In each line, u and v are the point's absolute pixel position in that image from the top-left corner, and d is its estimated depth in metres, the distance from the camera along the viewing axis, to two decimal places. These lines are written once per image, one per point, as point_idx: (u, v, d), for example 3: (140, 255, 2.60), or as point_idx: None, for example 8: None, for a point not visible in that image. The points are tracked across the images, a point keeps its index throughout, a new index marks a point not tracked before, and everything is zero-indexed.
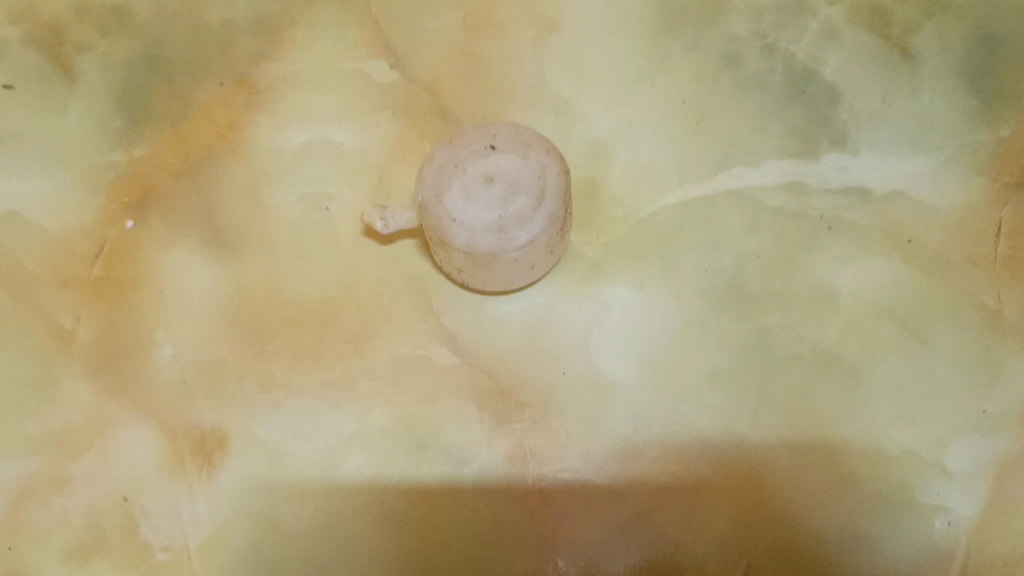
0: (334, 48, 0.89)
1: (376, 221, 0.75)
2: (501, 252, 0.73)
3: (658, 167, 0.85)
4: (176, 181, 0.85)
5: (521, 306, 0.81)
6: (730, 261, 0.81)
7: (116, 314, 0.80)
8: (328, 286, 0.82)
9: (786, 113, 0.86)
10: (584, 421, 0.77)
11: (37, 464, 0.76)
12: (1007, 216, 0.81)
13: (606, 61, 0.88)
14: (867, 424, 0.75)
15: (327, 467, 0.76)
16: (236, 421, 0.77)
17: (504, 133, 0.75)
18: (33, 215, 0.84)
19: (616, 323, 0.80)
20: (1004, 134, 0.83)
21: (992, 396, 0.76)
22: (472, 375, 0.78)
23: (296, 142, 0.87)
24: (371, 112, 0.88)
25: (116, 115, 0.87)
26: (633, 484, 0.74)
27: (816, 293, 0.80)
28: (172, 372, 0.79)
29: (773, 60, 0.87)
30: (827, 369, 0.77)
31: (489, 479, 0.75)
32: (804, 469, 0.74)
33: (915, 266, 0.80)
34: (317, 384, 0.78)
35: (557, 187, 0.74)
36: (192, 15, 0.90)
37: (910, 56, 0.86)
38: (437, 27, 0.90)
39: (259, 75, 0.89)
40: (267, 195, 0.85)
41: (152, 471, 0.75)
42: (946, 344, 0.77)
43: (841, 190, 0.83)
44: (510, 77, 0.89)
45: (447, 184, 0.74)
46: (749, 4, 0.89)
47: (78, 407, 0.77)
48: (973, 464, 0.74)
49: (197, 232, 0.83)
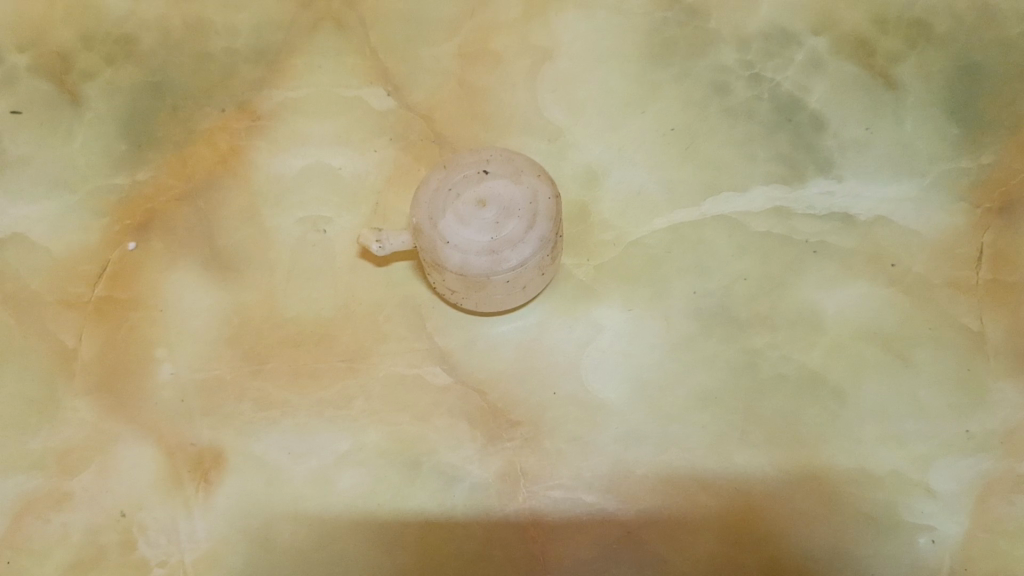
0: (334, 76, 0.92)
1: (372, 244, 0.77)
2: (493, 274, 0.75)
3: (647, 193, 0.87)
4: (178, 204, 0.87)
5: (513, 327, 0.83)
6: (718, 284, 0.83)
7: (117, 333, 0.82)
8: (324, 307, 0.84)
9: (773, 139, 0.88)
10: (575, 440, 0.78)
11: (39, 480, 0.77)
12: (988, 241, 0.82)
13: (598, 89, 0.91)
14: (852, 444, 0.76)
15: (321, 484, 0.77)
16: (233, 439, 0.78)
17: (497, 158, 0.77)
18: (38, 236, 0.86)
19: (606, 344, 0.82)
20: (985, 161, 0.85)
21: (976, 418, 0.76)
22: (464, 394, 0.80)
23: (295, 167, 0.89)
24: (369, 138, 0.90)
25: (121, 140, 0.90)
26: (623, 503, 0.75)
27: (802, 315, 0.81)
28: (171, 390, 0.80)
29: (760, 89, 0.90)
30: (814, 390, 0.78)
31: (481, 497, 0.76)
32: (792, 488, 0.75)
33: (900, 289, 0.81)
34: (312, 403, 0.79)
35: (549, 211, 0.76)
36: (195, 44, 0.93)
37: (894, 85, 0.89)
38: (434, 56, 0.93)
39: (260, 101, 0.91)
40: (266, 218, 0.87)
41: (150, 488, 0.76)
42: (931, 367, 0.78)
43: (827, 215, 0.85)
44: (504, 104, 0.91)
45: (441, 207, 0.76)
46: (737, 35, 0.92)
47: (78, 424, 0.79)
48: (957, 484, 0.74)
49: (197, 254, 0.85)
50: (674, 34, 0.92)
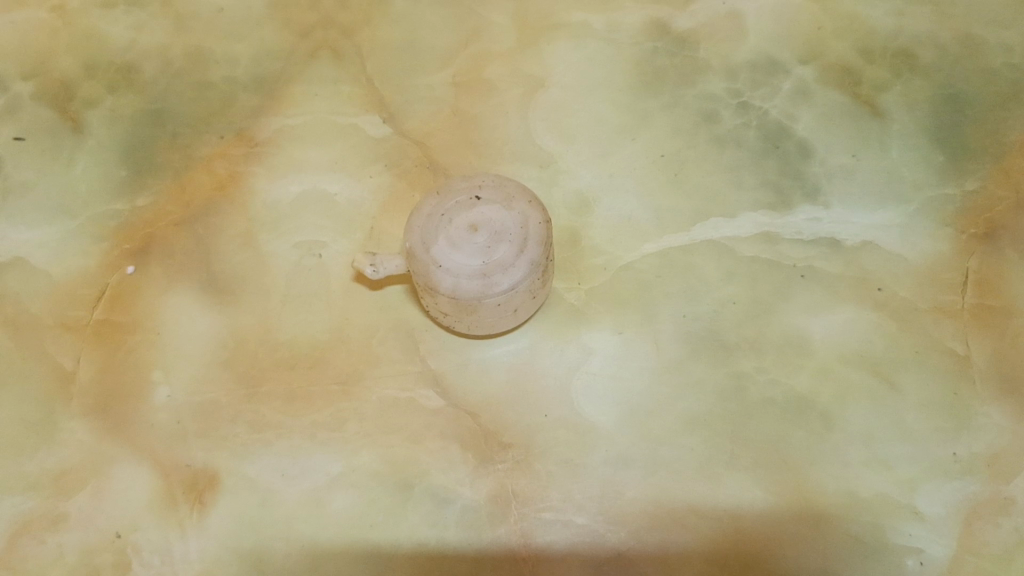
0: (331, 104, 0.94)
1: (366, 267, 0.79)
2: (485, 297, 0.76)
3: (637, 219, 0.88)
4: (176, 229, 0.89)
5: (505, 350, 0.84)
6: (707, 308, 0.84)
7: (114, 356, 0.83)
8: (319, 331, 0.85)
9: (760, 166, 0.90)
10: (566, 463, 0.79)
11: (35, 501, 0.78)
12: (974, 266, 0.83)
13: (589, 117, 0.93)
14: (839, 468, 0.77)
15: (313, 506, 0.77)
16: (228, 461, 0.79)
17: (488, 184, 0.79)
18: (38, 260, 0.87)
19: (597, 367, 0.83)
20: (969, 188, 0.87)
21: (962, 441, 0.77)
22: (456, 417, 0.81)
23: (291, 192, 0.91)
24: (364, 164, 0.92)
25: (122, 167, 0.92)
26: (613, 525, 0.76)
27: (790, 340, 0.82)
28: (167, 413, 0.81)
29: (748, 117, 0.92)
30: (801, 413, 0.79)
31: (472, 518, 0.76)
32: (780, 511, 0.76)
33: (887, 314, 0.82)
34: (306, 425, 0.80)
35: (540, 236, 0.77)
36: (196, 74, 0.96)
37: (879, 113, 0.91)
38: (429, 84, 0.96)
39: (259, 129, 0.93)
40: (262, 243, 0.88)
41: (145, 509, 0.77)
42: (917, 390, 0.79)
43: (814, 240, 0.86)
44: (498, 132, 0.93)
45: (434, 232, 0.77)
46: (724, 66, 0.95)
47: (75, 446, 0.80)
48: (944, 507, 0.75)
49: (194, 278, 0.87)
50: (664, 64, 0.95)
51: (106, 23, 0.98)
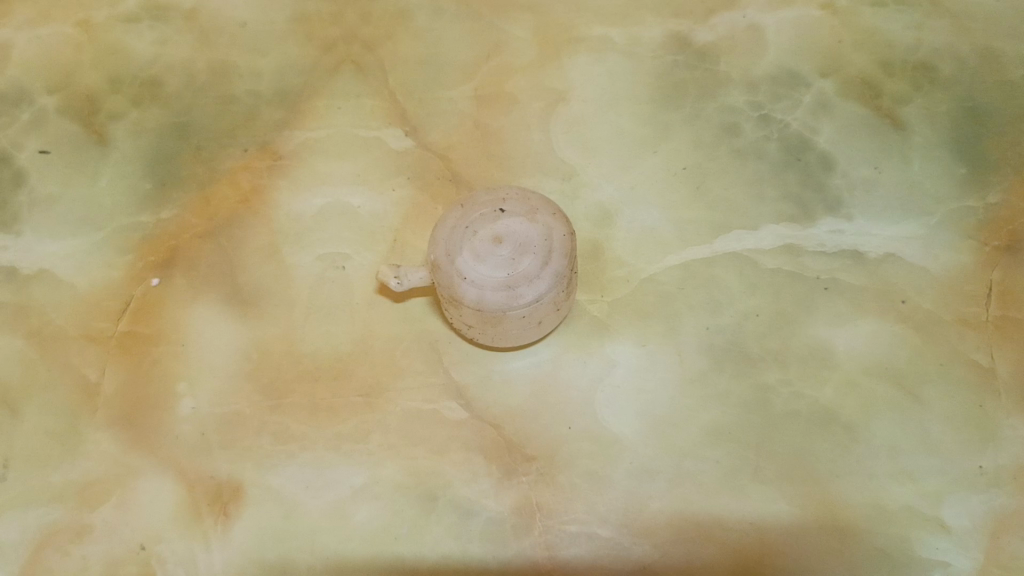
0: (354, 117, 0.95)
1: (390, 280, 0.79)
2: (509, 308, 0.76)
3: (659, 232, 0.89)
4: (200, 241, 0.89)
5: (528, 361, 0.84)
6: (730, 320, 0.84)
7: (139, 367, 0.84)
8: (342, 343, 0.85)
9: (782, 178, 0.90)
10: (589, 474, 0.78)
11: (59, 512, 0.78)
12: (997, 278, 0.83)
13: (609, 130, 0.94)
14: (864, 480, 0.77)
15: (337, 518, 0.77)
16: (252, 473, 0.79)
17: (512, 197, 0.79)
18: (63, 272, 0.88)
19: (620, 380, 0.82)
20: (991, 200, 0.87)
21: (987, 453, 0.77)
22: (479, 429, 0.81)
23: (314, 205, 0.91)
24: (386, 177, 0.92)
25: (146, 180, 0.92)
26: (637, 538, 0.76)
27: (814, 352, 0.82)
28: (191, 425, 0.81)
29: (769, 129, 0.93)
30: (826, 425, 0.79)
31: (496, 530, 0.76)
32: (806, 523, 0.75)
33: (910, 326, 0.82)
34: (329, 437, 0.80)
35: (564, 248, 0.77)
36: (220, 88, 0.97)
37: (900, 126, 0.92)
38: (450, 98, 0.96)
39: (282, 142, 0.94)
40: (286, 255, 0.89)
41: (169, 520, 0.77)
42: (942, 402, 0.79)
43: (837, 253, 0.86)
44: (519, 145, 0.93)
45: (458, 245, 0.77)
46: (745, 79, 0.95)
47: (100, 457, 0.80)
48: (970, 520, 0.75)
49: (218, 290, 0.87)
50: (685, 77, 0.95)
51: (130, 37, 1.00)
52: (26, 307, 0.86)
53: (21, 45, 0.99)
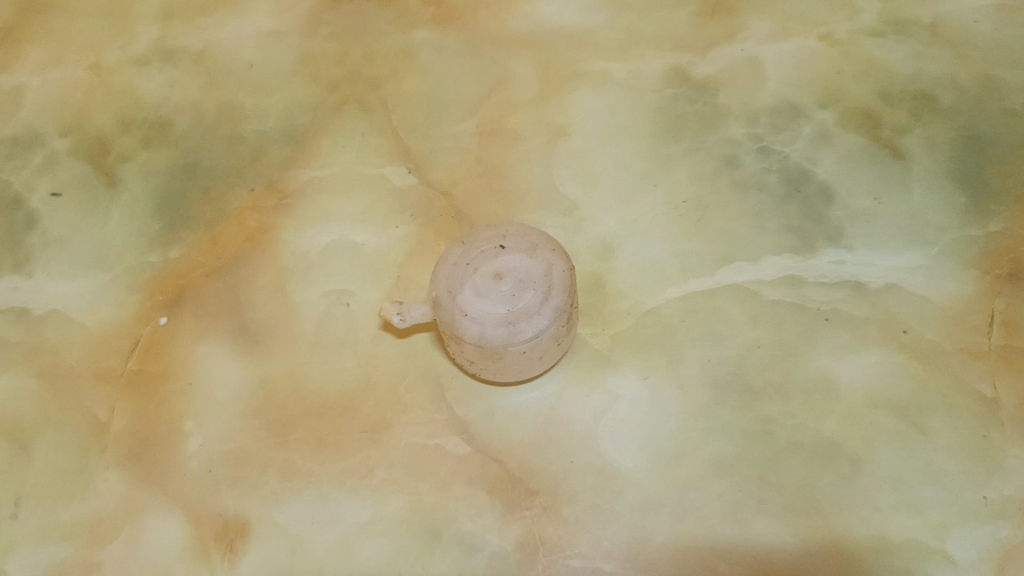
0: (358, 155, 0.97)
1: (393, 316, 0.80)
2: (510, 344, 0.77)
3: (660, 265, 0.89)
4: (209, 279, 0.91)
5: (531, 396, 0.84)
6: (733, 353, 0.84)
7: (148, 406, 0.85)
8: (348, 380, 0.86)
9: (783, 209, 0.90)
10: (593, 509, 0.79)
11: (70, 550, 0.79)
12: (999, 308, 0.83)
13: (611, 163, 0.95)
14: (868, 512, 0.76)
15: (342, 554, 0.78)
16: (258, 509, 0.80)
17: (513, 233, 0.80)
18: (73, 312, 0.89)
19: (623, 413, 0.83)
20: (993, 228, 0.87)
21: (992, 484, 0.76)
22: (483, 464, 0.81)
23: (320, 242, 0.92)
24: (391, 214, 0.93)
25: (155, 219, 0.94)
26: (641, 572, 0.76)
27: (817, 384, 0.82)
28: (199, 461, 0.82)
29: (769, 161, 0.93)
30: (829, 458, 0.79)
31: (499, 565, 0.76)
32: (810, 557, 0.75)
33: (912, 357, 0.82)
34: (336, 473, 0.81)
35: (564, 283, 0.78)
36: (229, 128, 1.00)
37: (901, 156, 0.92)
38: (454, 135, 0.98)
39: (289, 180, 0.96)
40: (292, 292, 0.90)
41: (177, 557, 0.78)
42: (946, 433, 0.79)
43: (838, 284, 0.86)
44: (522, 178, 0.95)
45: (460, 281, 0.78)
46: (744, 110, 0.96)
47: (110, 495, 0.81)
48: (976, 552, 0.74)
49: (226, 328, 0.88)
50: (685, 110, 0.97)
51: (141, 80, 1.03)
52: (38, 347, 0.88)
53: (35, 89, 1.02)
